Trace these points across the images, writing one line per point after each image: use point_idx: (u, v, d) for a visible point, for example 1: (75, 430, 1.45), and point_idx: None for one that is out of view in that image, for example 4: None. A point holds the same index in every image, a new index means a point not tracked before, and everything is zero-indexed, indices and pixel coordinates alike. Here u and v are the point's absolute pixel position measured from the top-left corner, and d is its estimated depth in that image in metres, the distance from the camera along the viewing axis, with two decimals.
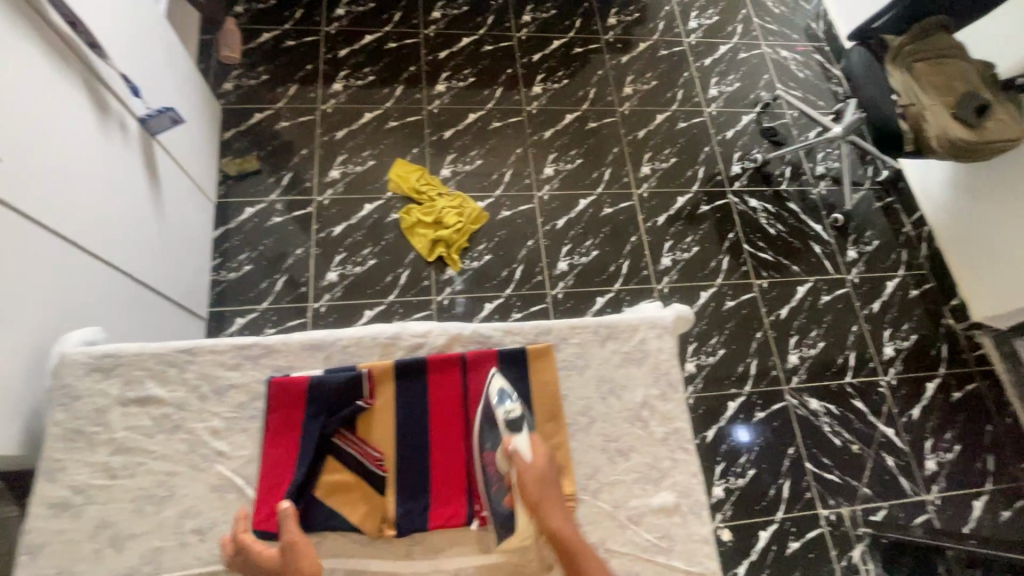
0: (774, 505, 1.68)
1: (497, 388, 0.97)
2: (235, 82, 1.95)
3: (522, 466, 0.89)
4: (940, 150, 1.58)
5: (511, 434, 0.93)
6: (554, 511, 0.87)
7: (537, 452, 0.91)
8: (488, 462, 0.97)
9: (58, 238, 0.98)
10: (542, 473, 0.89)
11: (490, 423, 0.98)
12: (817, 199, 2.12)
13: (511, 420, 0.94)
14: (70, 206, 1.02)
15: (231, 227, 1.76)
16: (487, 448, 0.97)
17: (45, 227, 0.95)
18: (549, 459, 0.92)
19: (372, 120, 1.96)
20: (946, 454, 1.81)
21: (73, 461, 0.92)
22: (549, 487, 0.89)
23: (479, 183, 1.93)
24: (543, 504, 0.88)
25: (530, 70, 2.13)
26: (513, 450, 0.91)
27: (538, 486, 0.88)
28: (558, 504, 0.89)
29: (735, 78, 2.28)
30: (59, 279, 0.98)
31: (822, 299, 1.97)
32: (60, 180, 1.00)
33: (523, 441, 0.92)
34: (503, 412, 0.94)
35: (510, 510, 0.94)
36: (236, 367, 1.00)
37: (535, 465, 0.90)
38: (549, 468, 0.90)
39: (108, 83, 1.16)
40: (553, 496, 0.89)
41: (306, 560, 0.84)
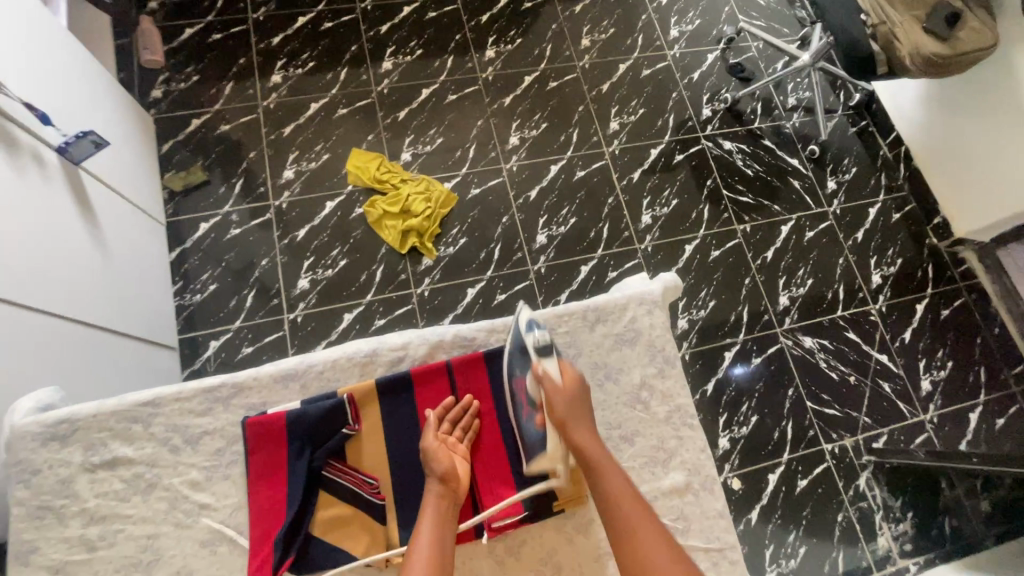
0: (780, 448, 1.70)
1: (524, 318, 0.96)
2: (164, 87, 1.80)
3: (552, 385, 0.89)
4: (913, 67, 1.52)
5: (540, 357, 0.91)
6: (580, 431, 0.88)
7: (567, 374, 0.91)
8: (518, 388, 0.95)
9: (34, 312, 1.00)
10: (571, 394, 0.89)
11: (519, 351, 0.95)
12: (792, 133, 2.06)
13: (540, 346, 0.92)
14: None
15: (188, 246, 1.66)
16: (516, 374, 0.95)
17: (36, 309, 1.00)
18: (578, 381, 0.91)
19: (319, 111, 1.83)
20: (939, 372, 1.84)
21: (45, 540, 0.87)
22: (579, 409, 0.89)
23: (443, 162, 1.84)
24: (569, 422, 0.88)
25: (479, 33, 2.00)
26: (542, 373, 0.90)
27: (567, 407, 0.88)
28: (586, 427, 0.88)
29: (695, 15, 2.17)
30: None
31: (806, 236, 1.95)
32: (24, 252, 1.00)
33: (553, 364, 0.91)
34: (532, 339, 0.92)
35: (541, 432, 0.91)
36: (206, 412, 0.94)
37: (563, 387, 0.89)
38: (577, 388, 0.90)
39: (12, 116, 1.04)
40: (579, 414, 0.88)
41: (439, 464, 0.90)
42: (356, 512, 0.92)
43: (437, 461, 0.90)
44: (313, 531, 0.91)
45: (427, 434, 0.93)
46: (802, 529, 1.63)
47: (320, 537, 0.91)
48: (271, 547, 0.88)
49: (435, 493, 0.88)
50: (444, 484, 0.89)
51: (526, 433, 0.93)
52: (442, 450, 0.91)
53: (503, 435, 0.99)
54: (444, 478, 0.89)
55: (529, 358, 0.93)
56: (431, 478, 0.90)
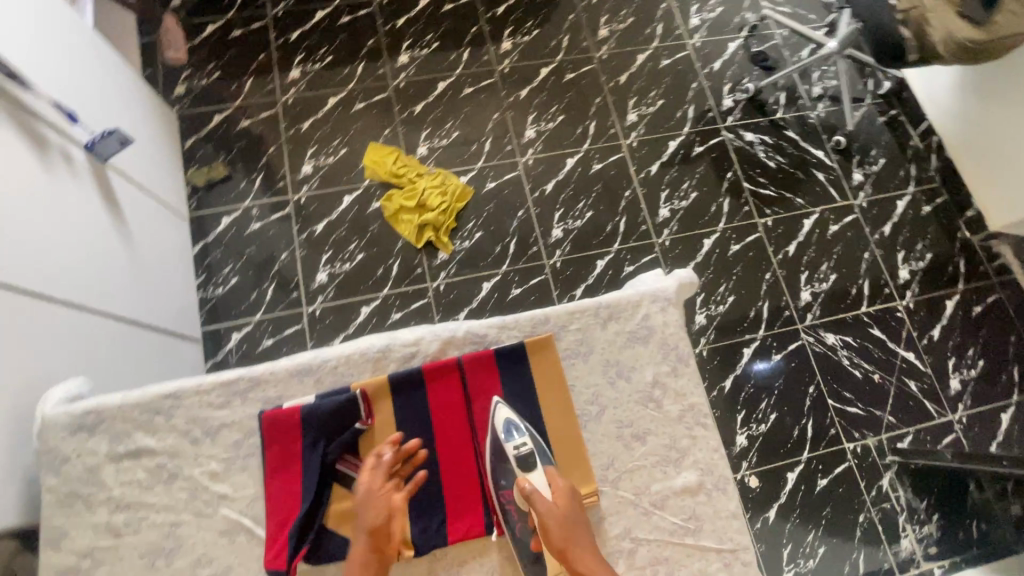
0: (799, 446, 1.67)
1: (502, 420, 0.95)
2: (186, 84, 1.83)
3: (543, 507, 0.88)
4: (947, 52, 1.46)
5: (524, 472, 0.91)
6: (580, 554, 0.86)
7: (556, 489, 0.90)
8: (507, 502, 0.94)
9: (64, 305, 1.03)
10: (564, 512, 0.88)
11: (499, 457, 0.95)
12: (817, 123, 2.00)
13: (522, 455, 0.92)
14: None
15: (210, 241, 1.70)
16: (503, 486, 0.94)
17: (66, 303, 1.04)
18: (568, 493, 0.90)
19: (336, 105, 1.85)
20: (970, 371, 1.78)
21: (75, 525, 0.91)
22: (574, 527, 0.87)
23: (459, 156, 1.83)
24: (569, 546, 0.86)
25: (496, 24, 1.99)
26: (530, 491, 0.89)
27: (563, 530, 0.87)
28: (586, 544, 0.87)
29: (716, 2, 2.11)
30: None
31: (830, 230, 1.89)
32: (51, 247, 1.03)
33: (539, 478, 0.91)
34: (512, 448, 0.93)
35: (538, 552, 0.92)
36: (225, 405, 0.97)
37: (555, 502, 0.89)
38: (569, 504, 0.89)
39: (40, 114, 1.07)
40: (575, 532, 0.87)
41: (371, 512, 0.88)
42: None
43: (371, 513, 0.88)
44: (326, 523, 0.93)
45: (368, 478, 0.91)
46: (822, 530, 1.61)
47: (334, 529, 0.93)
48: (286, 537, 0.91)
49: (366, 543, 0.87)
50: (372, 538, 0.87)
51: (520, 549, 0.93)
52: (376, 498, 0.89)
53: None
54: (373, 532, 0.87)
55: (513, 469, 0.94)
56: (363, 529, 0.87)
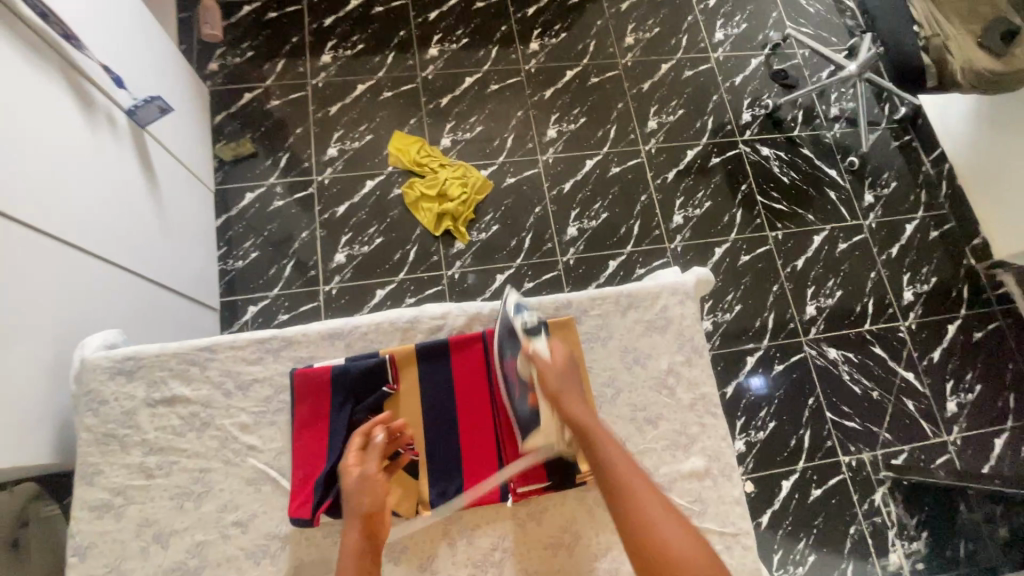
0: (796, 454, 1.70)
1: (512, 301, 0.98)
2: (221, 61, 1.87)
3: (543, 364, 0.90)
4: (964, 82, 1.50)
5: (529, 338, 0.94)
6: (572, 404, 0.87)
7: (557, 353, 0.93)
8: (510, 370, 0.98)
9: (101, 259, 1.07)
10: (562, 369, 0.91)
11: (506, 330, 0.98)
12: (832, 143, 2.04)
13: (530, 327, 0.94)
14: (31, 189, 0.92)
15: (233, 214, 1.73)
16: (507, 357, 0.98)
17: (102, 258, 1.08)
18: (568, 358, 0.93)
19: (365, 92, 1.89)
20: (967, 394, 1.81)
21: (109, 464, 0.94)
22: (568, 383, 0.89)
23: (481, 150, 1.87)
24: (562, 395, 0.88)
25: (525, 25, 2.03)
26: (533, 352, 0.92)
27: (558, 382, 0.89)
28: (579, 401, 0.88)
29: (741, 18, 2.16)
30: (32, 268, 0.90)
31: (839, 247, 1.93)
32: (92, 202, 1.07)
33: (542, 344, 0.93)
34: (520, 320, 0.95)
35: (533, 410, 0.95)
36: (258, 361, 1.00)
37: (555, 366, 0.90)
38: (567, 365, 0.92)
39: (90, 75, 1.12)
40: (570, 389, 0.89)
41: (369, 497, 0.88)
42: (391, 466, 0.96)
43: (370, 497, 0.88)
44: None
45: (368, 462, 0.91)
46: (814, 538, 1.63)
47: None
48: (311, 490, 0.94)
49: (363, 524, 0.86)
50: (368, 521, 0.87)
51: (518, 410, 0.96)
52: (373, 482, 0.89)
53: None
54: (371, 515, 0.87)
55: (519, 340, 0.96)
56: (355, 516, 0.87)
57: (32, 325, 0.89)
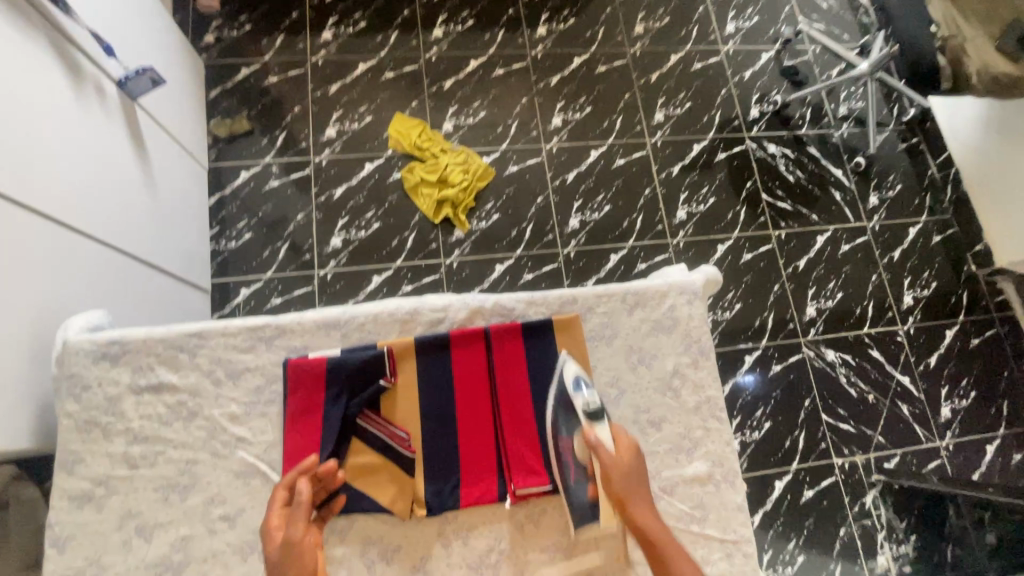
0: (790, 456, 1.70)
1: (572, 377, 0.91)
2: (217, 34, 1.81)
3: (607, 461, 0.84)
4: (979, 86, 1.48)
5: (591, 425, 0.86)
6: (642, 511, 0.83)
7: (620, 444, 0.86)
8: (565, 451, 0.91)
9: (87, 237, 1.03)
10: (627, 466, 0.84)
11: (564, 408, 0.92)
12: (839, 143, 2.01)
13: (590, 410, 0.87)
14: (13, 163, 0.87)
15: (227, 193, 1.68)
16: (561, 434, 0.92)
17: (88, 236, 1.03)
18: (631, 449, 0.86)
19: (366, 72, 1.83)
20: (962, 401, 1.81)
21: (92, 453, 0.91)
22: (635, 483, 0.84)
23: (484, 137, 1.83)
24: (629, 499, 0.83)
25: (533, 9, 1.97)
26: (596, 442, 0.85)
27: (625, 483, 0.83)
28: (644, 498, 0.84)
29: (754, 11, 2.11)
30: (14, 247, 0.85)
31: (842, 249, 1.91)
32: (80, 177, 1.03)
33: (605, 432, 0.86)
34: (582, 400, 0.88)
35: (592, 497, 0.92)
36: (249, 350, 0.97)
37: (620, 462, 0.84)
38: (632, 460, 0.85)
39: (78, 42, 1.06)
40: (634, 487, 0.84)
41: (307, 559, 0.77)
42: (386, 463, 0.94)
43: (308, 561, 0.77)
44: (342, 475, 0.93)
45: (295, 521, 0.78)
46: (803, 540, 1.64)
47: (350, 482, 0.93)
48: None
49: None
50: None
51: (574, 496, 0.92)
52: (308, 543, 0.78)
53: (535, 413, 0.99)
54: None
55: (578, 421, 0.89)
56: None
57: (12, 305, 0.85)
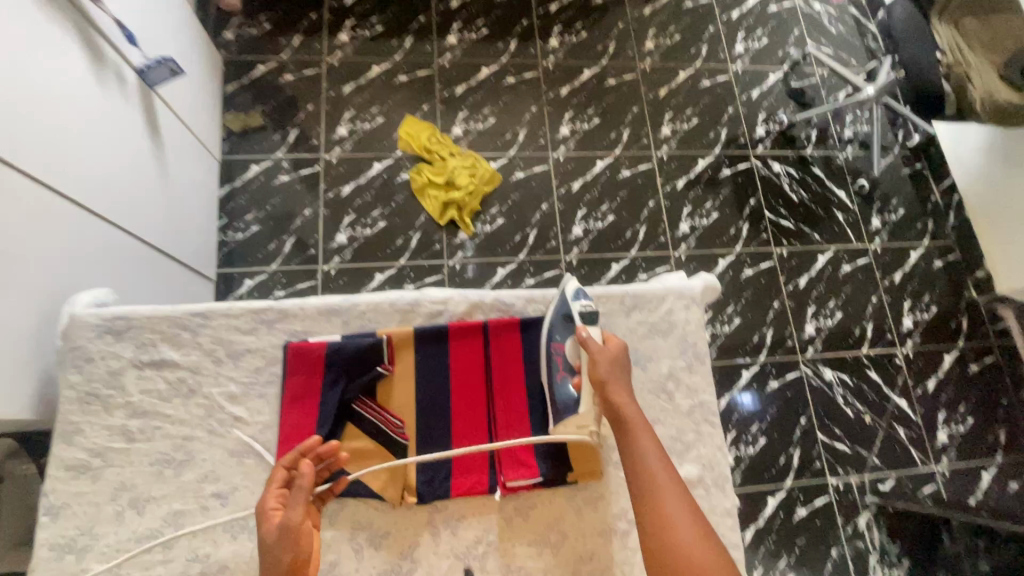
0: (784, 473, 1.69)
1: (571, 285, 0.97)
2: (236, 30, 1.85)
3: (595, 348, 0.89)
4: (982, 113, 1.51)
5: (584, 323, 0.92)
6: (619, 394, 0.86)
7: (610, 342, 0.92)
8: (556, 351, 0.97)
9: (99, 218, 1.05)
10: (615, 357, 0.89)
11: (562, 316, 0.97)
12: (843, 165, 2.04)
13: (586, 313, 0.93)
14: (32, 139, 0.90)
15: (237, 185, 1.71)
16: (555, 339, 0.97)
17: (101, 217, 1.06)
18: (621, 348, 0.92)
19: (380, 74, 1.87)
20: (958, 426, 1.81)
21: (90, 424, 0.92)
22: (620, 372, 0.88)
23: (492, 142, 1.86)
24: (611, 384, 0.87)
25: (546, 21, 2.01)
26: (587, 336, 0.90)
27: (611, 368, 0.88)
28: (625, 389, 0.87)
29: (763, 33, 2.15)
30: (25, 220, 0.87)
31: (842, 269, 1.92)
32: (96, 159, 1.05)
33: (596, 332, 0.92)
34: (578, 306, 0.94)
35: (575, 396, 0.93)
36: (252, 332, 0.99)
37: (607, 351, 0.89)
38: (620, 354, 0.90)
39: (102, 29, 1.09)
40: (619, 379, 0.88)
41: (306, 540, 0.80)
42: (379, 447, 0.95)
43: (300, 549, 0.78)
44: None
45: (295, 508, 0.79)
46: (794, 557, 1.63)
47: (342, 467, 0.94)
48: None
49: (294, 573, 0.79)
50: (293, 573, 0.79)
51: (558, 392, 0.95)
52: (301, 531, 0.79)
53: (529, 409, 1.00)
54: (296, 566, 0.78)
55: (573, 325, 0.95)
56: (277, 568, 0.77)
57: (21, 277, 0.87)
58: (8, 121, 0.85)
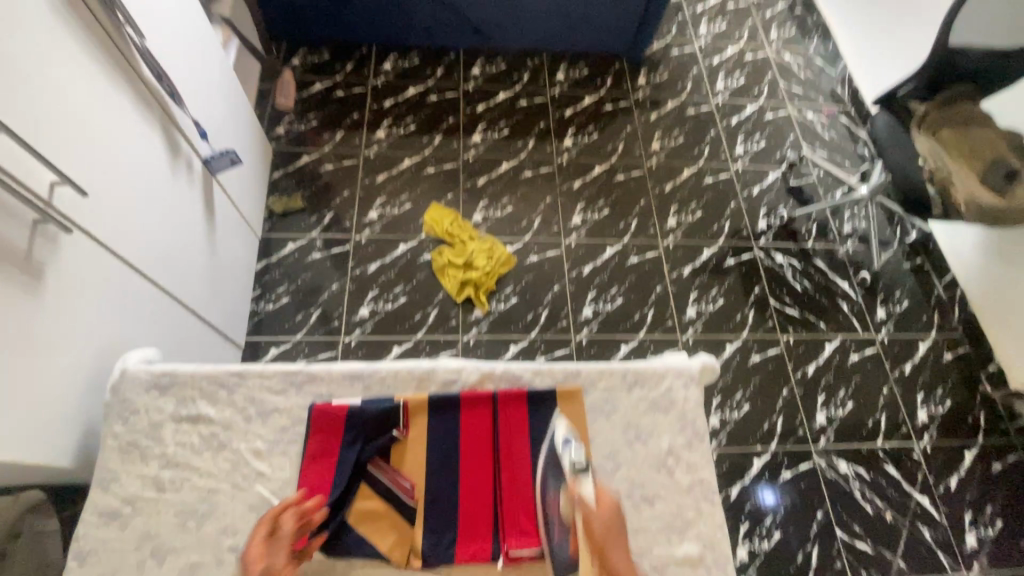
0: (802, 572, 1.61)
1: (563, 432, 1.02)
2: (289, 127, 2.11)
3: (590, 512, 0.93)
4: (969, 214, 1.58)
5: (576, 479, 0.96)
6: (619, 560, 0.91)
7: (603, 498, 0.95)
8: (551, 506, 0.99)
9: (155, 285, 1.18)
10: (609, 518, 0.93)
11: (554, 464, 1.01)
12: (844, 258, 2.13)
13: (577, 467, 0.97)
14: (114, 216, 1.05)
15: (274, 260, 1.86)
16: (550, 491, 1.00)
17: (157, 285, 1.18)
18: (613, 505, 0.95)
19: (411, 165, 2.08)
20: (987, 529, 1.72)
21: (126, 473, 0.98)
22: (615, 535, 0.93)
23: (509, 228, 2.01)
24: (608, 549, 0.91)
25: (562, 124, 2.25)
26: (580, 498, 0.95)
27: (606, 532, 0.92)
28: (621, 549, 0.92)
29: (761, 137, 2.35)
30: (95, 283, 0.99)
31: (850, 358, 1.94)
32: (161, 234, 1.20)
33: (589, 487, 0.95)
34: (568, 459, 0.98)
35: (573, 555, 0.96)
36: (282, 392, 1.06)
37: (601, 512, 0.93)
38: (613, 512, 0.94)
39: (182, 128, 1.29)
40: (616, 540, 0.92)
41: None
42: (389, 510, 0.98)
43: None
44: (346, 518, 0.97)
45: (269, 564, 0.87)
46: None
47: (353, 526, 0.97)
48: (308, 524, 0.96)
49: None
50: None
51: (556, 554, 0.97)
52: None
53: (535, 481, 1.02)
54: None
55: (564, 474, 0.99)
56: None
57: (80, 334, 0.96)
58: (99, 201, 1.01)
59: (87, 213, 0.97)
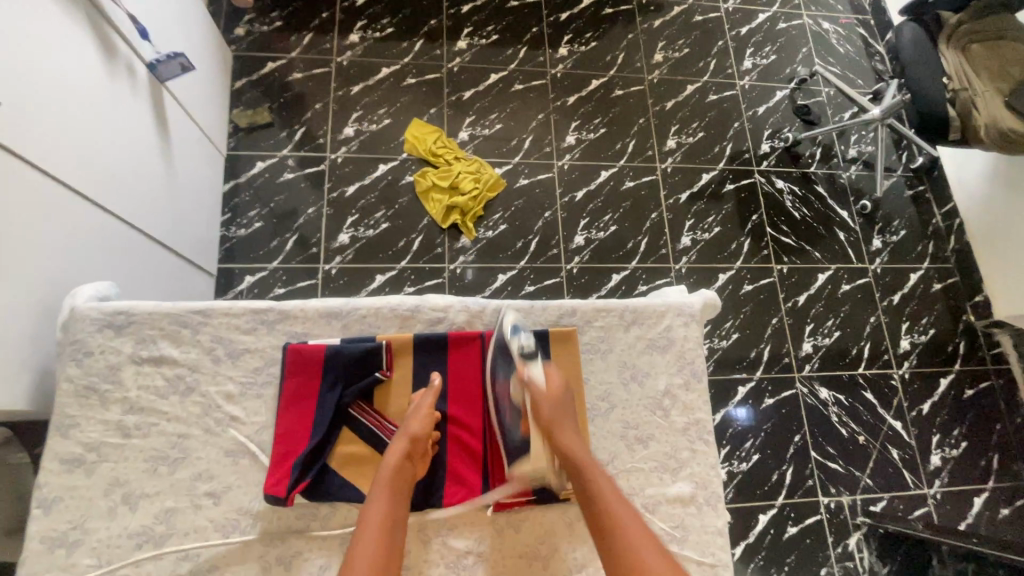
0: (776, 490, 1.69)
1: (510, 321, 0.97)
2: (247, 27, 1.85)
3: (536, 392, 0.91)
4: (987, 140, 1.49)
5: (524, 362, 0.93)
6: (565, 433, 0.89)
7: (551, 381, 0.93)
8: (500, 390, 0.99)
9: (104, 210, 1.06)
10: (556, 398, 0.91)
11: (502, 352, 0.98)
12: (846, 185, 2.04)
13: (525, 351, 0.93)
14: (42, 130, 0.90)
15: (242, 181, 1.71)
16: (499, 377, 0.99)
17: (106, 210, 1.06)
18: (562, 388, 0.93)
19: (389, 76, 1.88)
20: (952, 450, 1.81)
21: (86, 418, 0.93)
22: (563, 412, 0.90)
23: (498, 148, 1.86)
24: (554, 425, 0.89)
25: (556, 29, 2.02)
26: (529, 378, 0.92)
27: (552, 410, 0.90)
28: (569, 427, 0.90)
29: (771, 50, 2.16)
30: (25, 211, 0.86)
31: (841, 288, 1.93)
32: (105, 150, 1.06)
33: (538, 370, 0.93)
34: (516, 343, 0.94)
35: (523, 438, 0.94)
36: (251, 331, 1.00)
37: (549, 394, 0.91)
38: (563, 394, 0.92)
39: (115, 22, 1.10)
40: (564, 417, 0.90)
41: (426, 422, 0.93)
42: (373, 453, 0.96)
43: (419, 424, 0.92)
44: (329, 462, 0.95)
45: (425, 397, 0.96)
46: None
47: (336, 469, 0.95)
48: (288, 469, 0.92)
49: (393, 482, 0.87)
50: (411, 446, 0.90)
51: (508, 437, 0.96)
52: (426, 414, 0.94)
53: None
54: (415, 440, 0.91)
55: (513, 361, 0.96)
56: (403, 437, 0.91)
57: (21, 269, 0.86)
58: (18, 111, 0.86)
59: (5, 127, 0.83)
